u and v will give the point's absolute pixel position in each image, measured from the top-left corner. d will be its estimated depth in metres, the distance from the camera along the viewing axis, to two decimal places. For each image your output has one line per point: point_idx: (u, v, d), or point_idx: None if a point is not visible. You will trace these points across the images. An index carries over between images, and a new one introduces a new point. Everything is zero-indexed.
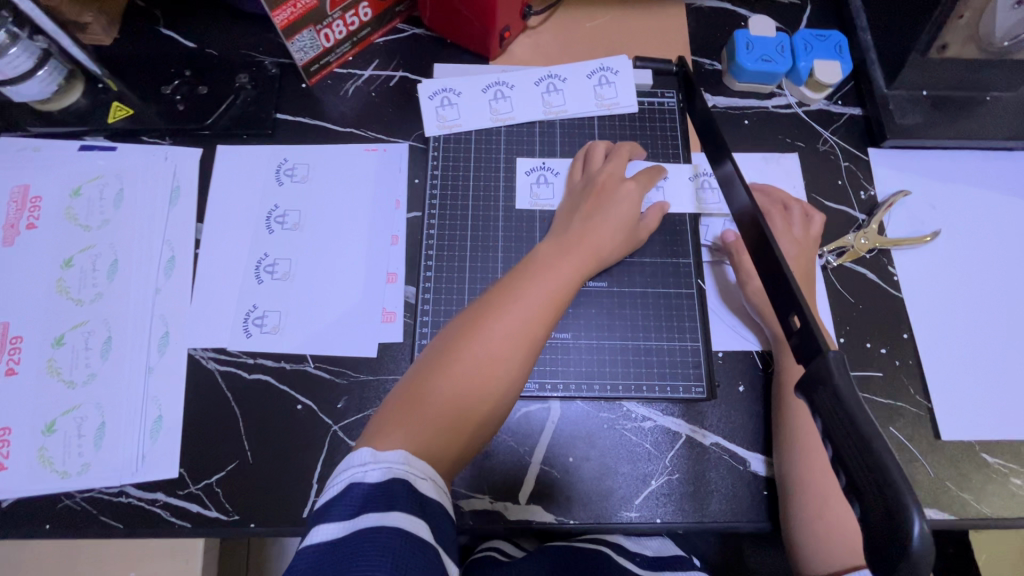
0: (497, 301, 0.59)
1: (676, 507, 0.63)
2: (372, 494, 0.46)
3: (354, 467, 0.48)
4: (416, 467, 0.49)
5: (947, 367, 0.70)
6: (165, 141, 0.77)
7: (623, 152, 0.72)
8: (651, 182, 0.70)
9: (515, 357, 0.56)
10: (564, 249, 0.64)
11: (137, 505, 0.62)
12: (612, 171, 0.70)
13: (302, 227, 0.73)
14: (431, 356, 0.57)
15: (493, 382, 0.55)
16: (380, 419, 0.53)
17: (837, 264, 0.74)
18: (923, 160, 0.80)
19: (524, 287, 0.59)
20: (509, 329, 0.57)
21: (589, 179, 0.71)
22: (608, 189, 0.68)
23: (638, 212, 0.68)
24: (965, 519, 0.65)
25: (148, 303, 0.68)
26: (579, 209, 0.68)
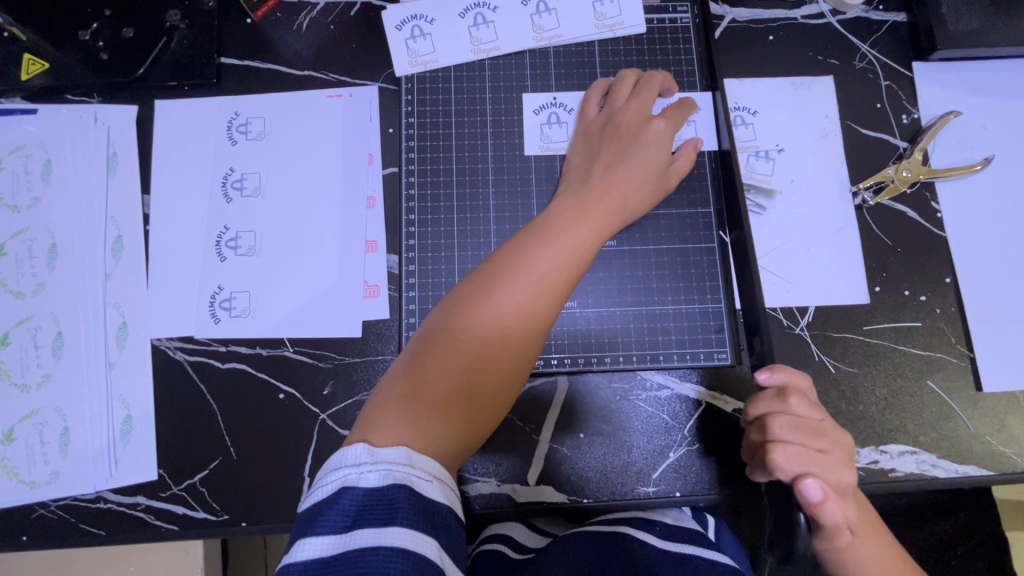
0: (509, 263, 0.49)
1: (698, 480, 0.59)
2: (370, 504, 0.38)
3: (347, 466, 0.40)
4: (420, 467, 0.41)
5: (994, 314, 0.63)
6: (92, 99, 0.66)
7: (652, 86, 0.60)
8: (683, 119, 0.59)
9: (527, 333, 0.47)
10: (585, 200, 0.54)
11: (117, 511, 0.57)
12: (640, 107, 0.59)
13: (265, 193, 0.64)
14: (432, 329, 0.48)
15: (503, 363, 0.47)
16: (374, 403, 0.45)
17: (874, 202, 0.65)
18: (978, 73, 0.68)
19: (541, 247, 0.49)
20: (524, 297, 0.48)
21: (609, 119, 0.60)
22: (631, 131, 0.57)
23: (667, 157, 0.58)
24: (1005, 474, 0.61)
25: (99, 292, 0.61)
26: (600, 155, 0.57)
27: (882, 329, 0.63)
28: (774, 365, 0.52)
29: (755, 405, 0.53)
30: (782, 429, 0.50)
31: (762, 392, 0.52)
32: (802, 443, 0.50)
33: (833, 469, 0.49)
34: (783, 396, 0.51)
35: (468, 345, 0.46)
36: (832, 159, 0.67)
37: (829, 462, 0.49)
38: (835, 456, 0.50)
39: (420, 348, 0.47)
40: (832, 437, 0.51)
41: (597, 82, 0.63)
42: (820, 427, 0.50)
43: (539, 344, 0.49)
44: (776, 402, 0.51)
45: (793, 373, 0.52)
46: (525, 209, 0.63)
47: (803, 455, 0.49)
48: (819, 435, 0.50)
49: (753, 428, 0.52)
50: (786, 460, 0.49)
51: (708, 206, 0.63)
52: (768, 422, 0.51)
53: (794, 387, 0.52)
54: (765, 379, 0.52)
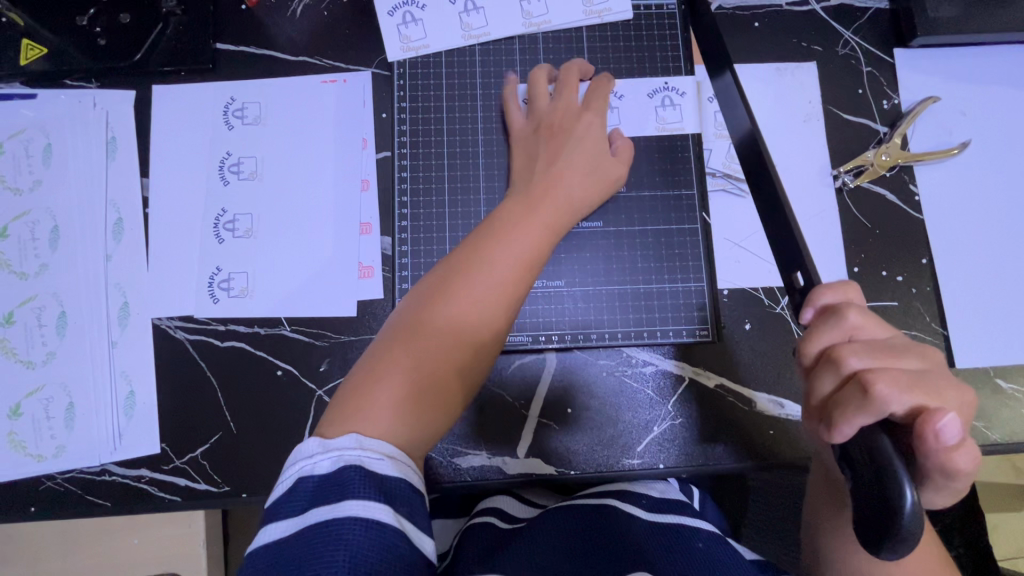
0: (469, 259, 0.51)
1: (680, 453, 0.61)
2: (324, 486, 0.40)
3: (302, 459, 0.42)
4: (371, 449, 0.42)
5: (967, 293, 0.66)
6: (91, 84, 0.67)
7: (592, 87, 0.63)
8: (606, 103, 0.63)
9: (480, 327, 0.50)
10: (537, 197, 0.56)
11: (122, 483, 0.59)
12: (566, 103, 0.62)
13: (261, 177, 0.66)
14: (394, 328, 0.50)
15: (460, 357, 0.49)
16: (340, 404, 0.46)
17: (854, 185, 0.67)
18: (957, 59, 0.70)
19: (501, 241, 0.52)
20: (477, 293, 0.50)
21: (538, 119, 0.62)
22: (564, 128, 0.61)
23: (604, 147, 0.61)
24: (976, 447, 0.63)
25: (100, 272, 0.62)
26: (540, 152, 0.60)
27: None
28: (814, 295, 0.46)
29: (815, 342, 0.44)
30: (860, 357, 0.42)
31: (814, 323, 0.45)
32: (887, 363, 0.41)
33: (944, 385, 0.40)
34: (840, 317, 0.43)
35: (434, 338, 0.49)
36: (814, 144, 0.69)
37: (933, 381, 0.40)
38: (934, 373, 0.41)
39: (381, 349, 0.48)
40: (915, 352, 0.42)
41: (510, 86, 0.66)
42: (896, 345, 0.42)
43: (495, 338, 0.51)
44: (840, 328, 0.43)
45: (844, 292, 0.45)
46: None
47: (902, 378, 0.40)
48: (902, 354, 0.42)
49: (826, 367, 0.43)
50: (891, 384, 0.39)
51: (692, 188, 0.65)
52: (841, 353, 0.42)
53: (850, 304, 0.44)
54: (811, 316, 0.46)
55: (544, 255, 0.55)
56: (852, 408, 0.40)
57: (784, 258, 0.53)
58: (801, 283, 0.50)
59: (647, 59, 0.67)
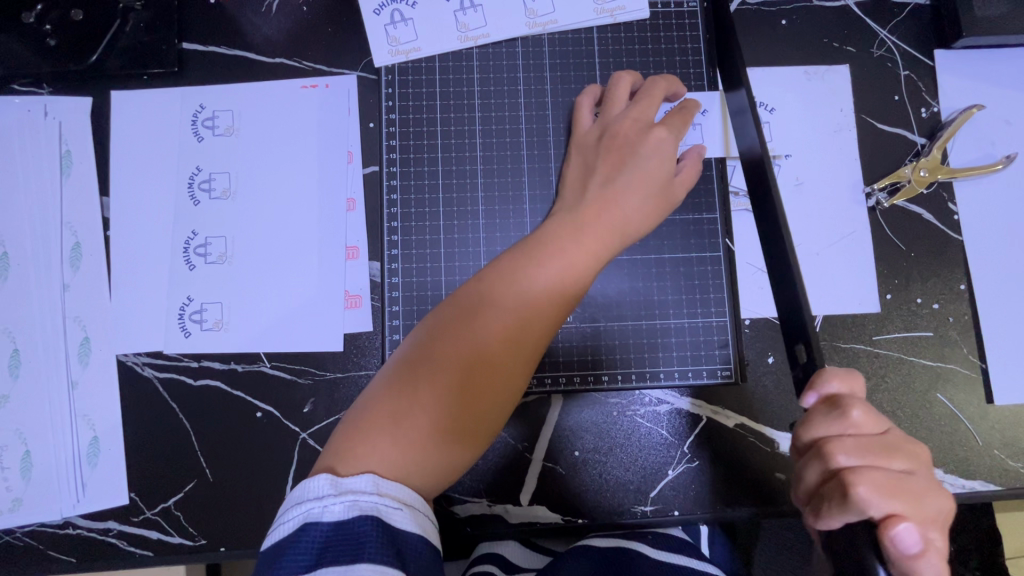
0: (496, 286, 0.45)
1: (697, 499, 0.56)
2: (335, 539, 0.36)
3: (309, 500, 0.38)
4: (389, 495, 0.38)
5: (1007, 322, 0.60)
6: (42, 90, 0.60)
7: (654, 92, 0.55)
8: (686, 125, 0.54)
9: (511, 365, 0.44)
10: (580, 218, 0.49)
11: (87, 537, 0.54)
12: (640, 115, 0.54)
13: (235, 195, 0.59)
14: (415, 352, 0.44)
15: (486, 397, 0.44)
16: (349, 428, 0.42)
17: (889, 204, 0.61)
18: (1002, 61, 0.64)
19: (534, 270, 0.46)
20: (511, 326, 0.44)
21: (607, 126, 0.54)
22: (632, 138, 0.52)
23: (672, 168, 0.52)
24: (1014, 490, 0.58)
25: (57, 304, 0.56)
26: (596, 166, 0.53)
27: (893, 339, 0.60)
28: (820, 378, 0.41)
29: (810, 429, 0.40)
30: (848, 455, 0.38)
31: (812, 410, 0.41)
32: (876, 465, 0.38)
33: (926, 494, 0.38)
34: (841, 409, 0.39)
35: (451, 369, 0.43)
36: (845, 157, 0.62)
37: (919, 487, 0.38)
38: (920, 477, 0.38)
39: (400, 372, 0.44)
40: (907, 452, 0.39)
41: (588, 91, 0.58)
42: (889, 443, 0.39)
43: (523, 378, 0.46)
44: (838, 422, 0.39)
45: (853, 380, 0.40)
46: (518, 216, 0.59)
47: (887, 484, 0.37)
48: (893, 453, 0.39)
49: (812, 456, 0.40)
50: (873, 489, 0.37)
51: (714, 210, 0.59)
52: (830, 450, 0.39)
53: (853, 398, 0.40)
54: (813, 399, 0.41)
55: (587, 287, 0.48)
56: (834, 506, 0.38)
57: (790, 319, 0.47)
58: (804, 357, 0.45)
59: (665, 64, 0.61)
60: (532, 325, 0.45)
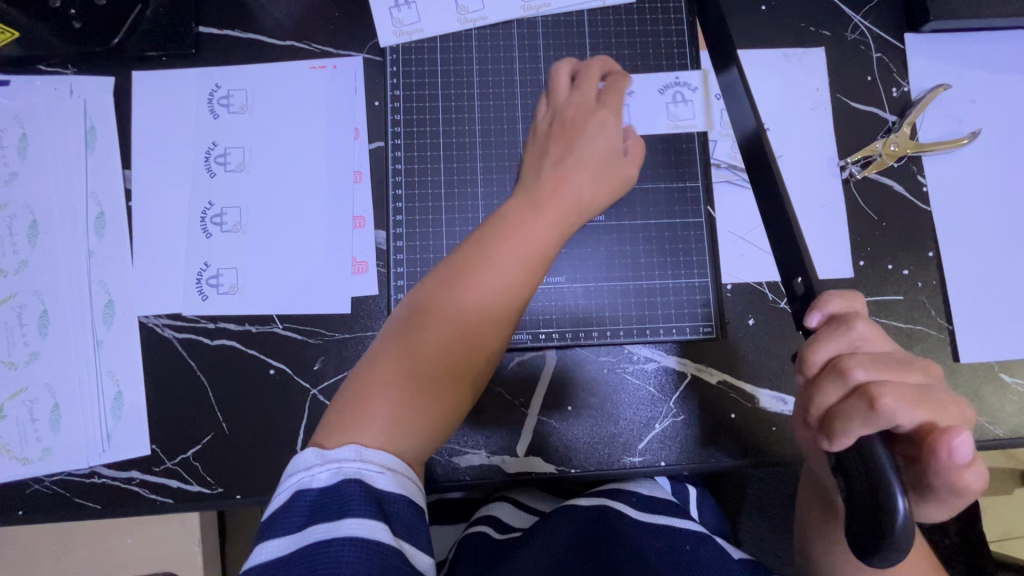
0: (461, 267, 0.49)
1: (682, 450, 0.60)
2: (321, 503, 0.40)
3: (300, 471, 0.42)
4: (372, 461, 0.42)
5: (972, 286, 0.65)
6: (67, 70, 0.64)
7: (591, 75, 0.59)
8: (621, 101, 0.58)
9: (481, 335, 0.48)
10: (535, 199, 0.53)
11: (112, 485, 0.58)
12: (582, 100, 0.58)
13: (249, 168, 0.63)
14: (391, 334, 0.48)
15: (460, 365, 0.47)
16: (336, 410, 0.46)
17: (861, 176, 0.66)
18: (967, 44, 0.68)
19: (497, 250, 0.49)
20: (478, 301, 0.48)
21: (555, 115, 0.59)
22: (579, 122, 0.57)
23: (619, 142, 0.57)
24: (979, 442, 0.63)
25: (83, 269, 0.60)
26: (549, 151, 0.56)
27: (866, 302, 0.64)
28: (821, 298, 0.44)
29: (823, 349, 0.43)
30: (863, 368, 0.41)
31: (819, 331, 0.44)
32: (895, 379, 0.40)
33: (946, 399, 0.40)
34: (853, 326, 0.42)
35: (425, 344, 0.47)
36: (820, 133, 0.67)
37: (935, 395, 0.40)
38: (940, 387, 0.40)
39: (378, 356, 0.47)
40: (919, 366, 0.41)
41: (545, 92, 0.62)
42: (900, 359, 0.41)
43: (496, 347, 0.49)
44: (845, 337, 0.42)
45: (853, 299, 0.44)
46: (514, 186, 0.63)
47: (911, 393, 0.39)
48: (908, 367, 0.41)
49: (834, 374, 0.41)
50: (899, 398, 0.39)
51: (698, 180, 0.63)
52: (846, 364, 0.41)
53: (859, 316, 0.43)
54: (817, 320, 0.44)
55: (549, 260, 0.52)
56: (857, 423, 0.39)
57: (785, 261, 0.50)
58: (802, 288, 0.48)
59: (651, 45, 0.65)
60: (497, 299, 0.49)
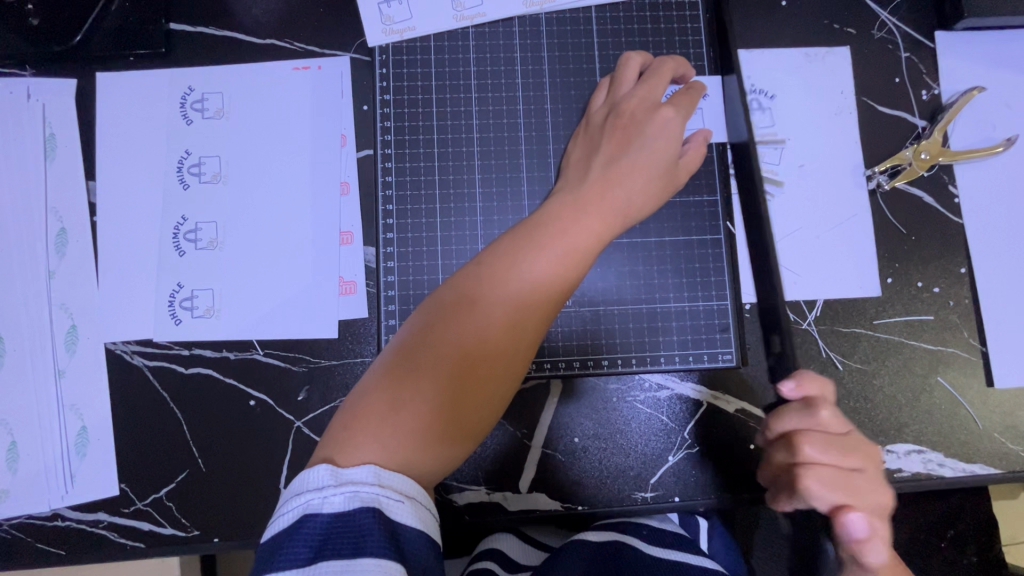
0: (495, 270, 0.44)
1: (697, 486, 0.56)
2: (336, 532, 0.35)
3: (310, 491, 0.37)
4: (390, 487, 0.38)
5: (1007, 305, 0.60)
6: (24, 72, 0.58)
7: (664, 71, 0.54)
8: (693, 105, 0.53)
9: (511, 350, 0.43)
10: (580, 200, 0.48)
11: (76, 529, 0.53)
12: (647, 94, 0.53)
13: (226, 179, 0.58)
14: (413, 336, 0.43)
15: (485, 381, 0.43)
16: (346, 414, 0.41)
17: (889, 187, 0.61)
18: (1001, 44, 0.63)
19: (534, 254, 0.44)
20: (512, 310, 0.43)
21: (612, 107, 0.54)
22: (638, 117, 0.52)
23: (679, 146, 0.51)
24: (1013, 473, 0.58)
25: (43, 291, 0.55)
26: (599, 148, 0.52)
27: (894, 322, 0.60)
28: (798, 373, 0.46)
29: (780, 422, 0.46)
30: (815, 448, 0.44)
31: (787, 407, 0.46)
32: (836, 463, 0.44)
33: (873, 489, 0.44)
34: (810, 410, 0.45)
35: (450, 353, 0.42)
36: (845, 139, 0.62)
37: (866, 482, 0.44)
38: (873, 476, 0.44)
39: (398, 355, 0.43)
40: (863, 452, 0.45)
41: (602, 84, 0.57)
42: (851, 443, 0.44)
43: (522, 364, 0.45)
44: (805, 419, 0.45)
45: (824, 384, 0.46)
46: (515, 199, 0.58)
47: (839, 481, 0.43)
48: (852, 453, 0.44)
49: (781, 447, 0.46)
50: (823, 483, 0.43)
51: (715, 193, 0.58)
52: (798, 441, 0.44)
53: (823, 399, 0.45)
54: (789, 390, 0.46)
55: (589, 269, 0.47)
56: (780, 486, 0.46)
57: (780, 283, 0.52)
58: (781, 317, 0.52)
59: (664, 45, 0.60)
60: (530, 310, 0.44)
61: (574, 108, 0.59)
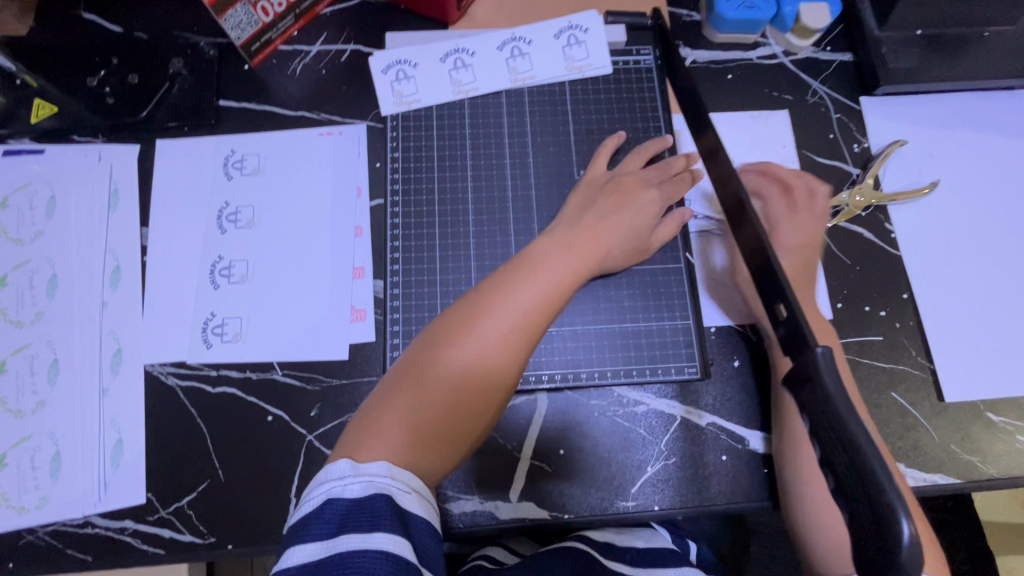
0: (503, 300, 0.52)
1: (675, 493, 0.61)
2: (354, 512, 0.41)
3: (331, 480, 0.43)
4: (400, 479, 0.44)
5: (949, 326, 0.67)
6: (98, 139, 0.70)
7: (649, 153, 0.67)
8: (677, 193, 0.64)
9: (504, 371, 0.51)
10: (563, 245, 0.57)
11: (105, 535, 0.58)
12: (643, 175, 0.64)
13: (258, 225, 0.68)
14: (418, 355, 0.50)
15: (482, 397, 0.50)
16: (364, 420, 0.48)
17: (832, 225, 0.70)
18: (917, 105, 0.74)
19: (526, 288, 0.53)
20: (505, 335, 0.51)
21: (612, 179, 0.64)
22: (631, 192, 0.63)
23: (654, 221, 0.63)
24: (970, 482, 0.63)
25: (95, 319, 0.63)
26: (596, 208, 0.61)
27: (847, 342, 0.67)
28: None
29: None
30: None
31: None
32: None
33: None
34: None
35: (452, 370, 0.49)
36: None
37: None
38: None
39: (396, 382, 0.50)
40: None
41: (606, 149, 0.68)
42: None
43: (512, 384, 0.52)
44: None
45: None
46: (504, 236, 0.67)
47: None
48: None
49: None
50: None
51: (675, 229, 0.67)
52: None
53: None
54: None
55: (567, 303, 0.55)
56: None
57: (764, 286, 0.47)
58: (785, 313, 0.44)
59: (628, 109, 0.71)
60: (520, 335, 0.51)
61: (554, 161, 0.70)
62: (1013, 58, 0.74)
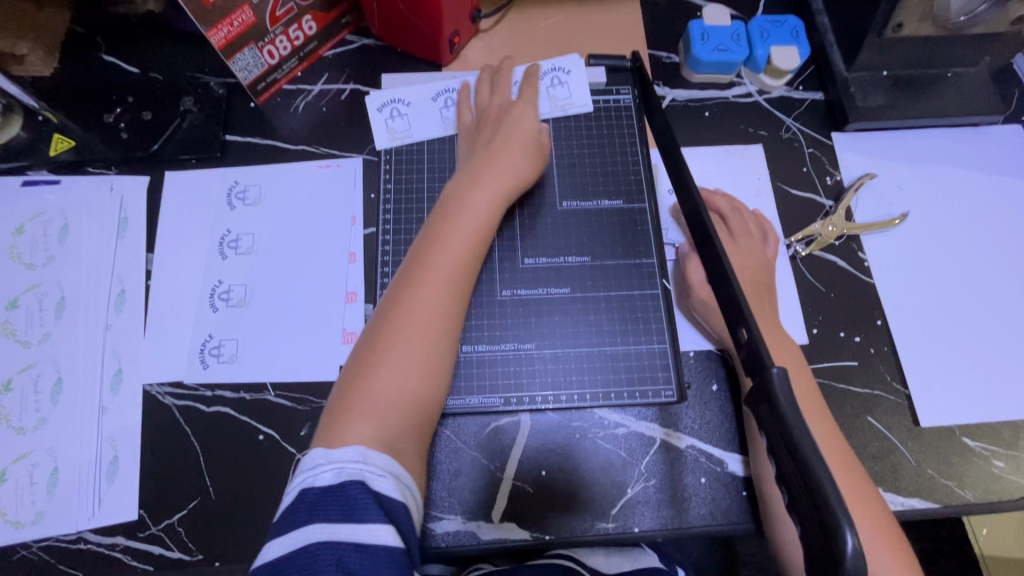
0: (422, 254, 0.59)
1: (655, 515, 0.61)
2: (327, 499, 0.47)
3: (307, 470, 0.49)
4: (372, 463, 0.49)
5: (923, 352, 0.68)
6: (111, 171, 0.75)
7: (504, 80, 0.74)
8: (535, 91, 0.74)
9: (441, 309, 0.57)
10: (467, 187, 0.64)
11: (97, 551, 0.59)
12: (501, 100, 0.73)
13: (257, 252, 0.71)
14: (364, 338, 0.57)
15: (429, 338, 0.56)
16: (332, 413, 0.53)
17: (806, 253, 0.73)
18: (886, 141, 0.78)
19: (440, 235, 0.60)
20: (431, 282, 0.57)
21: (479, 115, 0.73)
22: (498, 119, 0.71)
23: (534, 128, 0.71)
24: (948, 506, 0.63)
25: (99, 339, 0.67)
26: (477, 143, 0.69)
27: (822, 368, 0.68)
28: None
29: None
30: None
31: None
32: None
33: None
34: None
35: (393, 331, 0.55)
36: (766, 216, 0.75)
37: None
38: None
39: (350, 372, 0.55)
40: None
41: (463, 108, 0.75)
42: None
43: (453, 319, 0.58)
44: None
45: None
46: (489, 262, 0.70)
47: None
48: None
49: None
50: None
51: (653, 257, 0.71)
52: None
53: None
54: None
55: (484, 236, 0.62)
56: None
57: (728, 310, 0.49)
58: (746, 337, 0.46)
59: (609, 144, 0.76)
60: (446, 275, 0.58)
61: (538, 192, 0.73)
62: (974, 97, 0.78)
